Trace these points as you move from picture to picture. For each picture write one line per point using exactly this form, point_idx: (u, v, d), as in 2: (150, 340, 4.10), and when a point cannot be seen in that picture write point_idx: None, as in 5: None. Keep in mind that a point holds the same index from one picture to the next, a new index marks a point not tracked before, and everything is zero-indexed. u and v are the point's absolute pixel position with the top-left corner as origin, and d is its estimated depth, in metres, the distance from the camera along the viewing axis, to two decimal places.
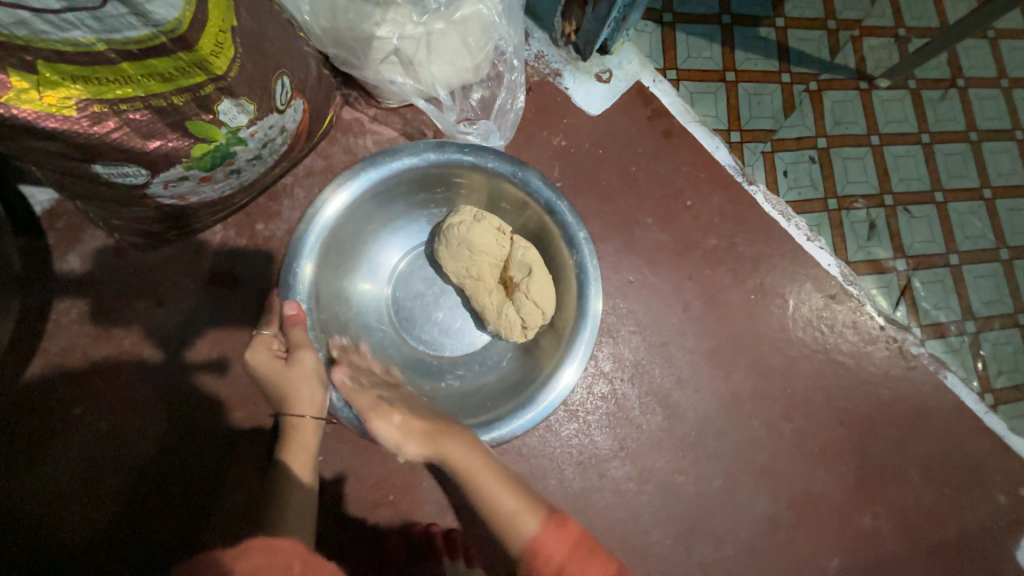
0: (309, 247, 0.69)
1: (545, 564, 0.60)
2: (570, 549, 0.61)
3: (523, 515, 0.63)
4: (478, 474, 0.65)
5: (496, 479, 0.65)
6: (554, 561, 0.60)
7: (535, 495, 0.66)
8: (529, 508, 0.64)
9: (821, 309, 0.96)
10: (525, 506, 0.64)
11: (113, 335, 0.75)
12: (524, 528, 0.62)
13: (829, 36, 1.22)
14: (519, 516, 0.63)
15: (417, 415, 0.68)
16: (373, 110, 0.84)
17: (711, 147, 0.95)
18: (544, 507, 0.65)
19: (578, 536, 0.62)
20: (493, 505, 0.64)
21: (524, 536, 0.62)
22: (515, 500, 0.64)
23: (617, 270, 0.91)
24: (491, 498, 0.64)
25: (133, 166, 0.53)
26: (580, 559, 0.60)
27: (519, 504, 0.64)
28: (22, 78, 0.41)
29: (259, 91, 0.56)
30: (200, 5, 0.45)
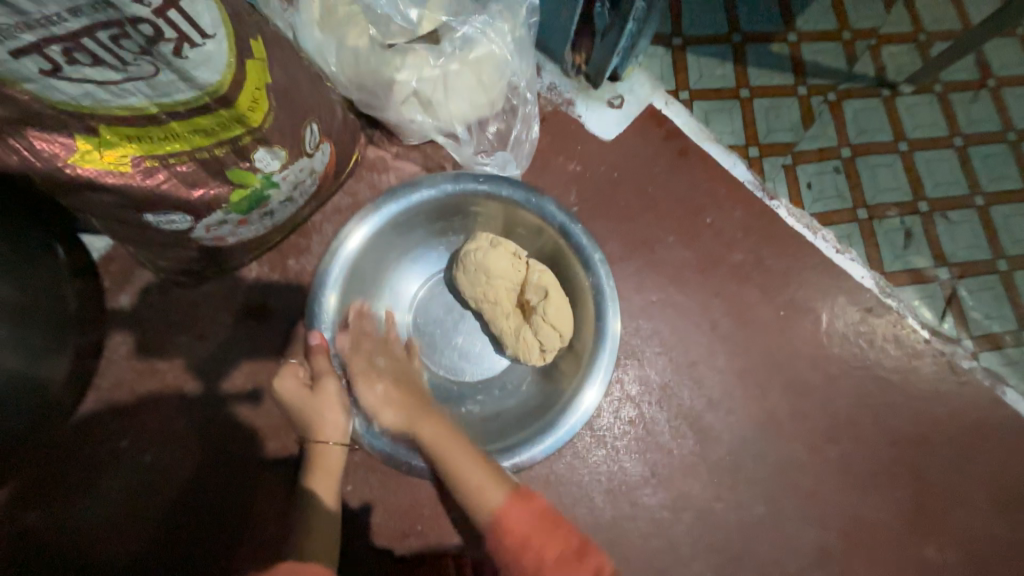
0: (332, 278, 0.72)
1: (509, 538, 0.55)
2: (536, 524, 0.56)
3: (487, 487, 0.59)
4: (448, 447, 0.62)
5: (463, 452, 0.62)
6: (519, 537, 0.55)
7: (500, 469, 0.62)
8: (494, 479, 0.60)
9: (858, 323, 0.92)
10: (488, 478, 0.60)
11: (159, 369, 0.80)
12: (486, 498, 0.58)
13: (845, 47, 1.21)
14: (482, 487, 0.59)
15: (400, 387, 0.70)
16: (396, 148, 0.89)
17: (729, 164, 0.95)
18: (510, 480, 0.60)
19: (542, 510, 0.58)
20: (458, 479, 0.60)
21: (487, 508, 0.58)
22: (479, 472, 0.60)
23: (639, 290, 0.90)
24: (455, 471, 0.60)
25: (178, 213, 0.58)
26: (544, 532, 0.55)
27: (484, 476, 0.60)
28: (87, 141, 0.47)
29: (290, 138, 0.60)
30: (239, 67, 0.50)
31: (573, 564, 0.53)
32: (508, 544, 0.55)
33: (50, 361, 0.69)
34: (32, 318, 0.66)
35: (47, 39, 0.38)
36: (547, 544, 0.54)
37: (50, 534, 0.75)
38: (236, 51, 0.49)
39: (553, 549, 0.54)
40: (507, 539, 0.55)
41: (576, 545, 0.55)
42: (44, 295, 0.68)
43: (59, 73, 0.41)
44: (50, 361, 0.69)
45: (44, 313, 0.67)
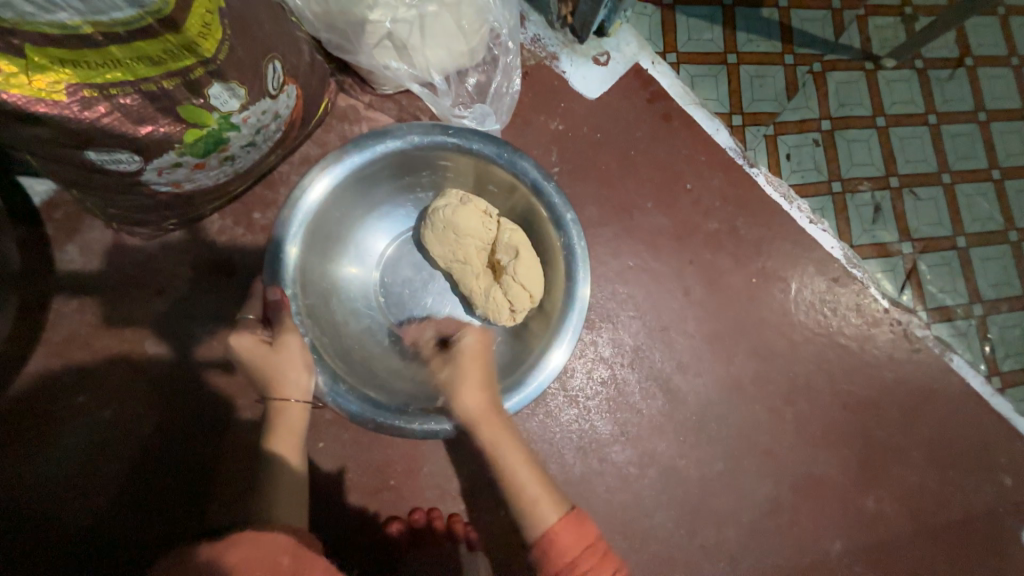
0: (294, 233, 0.68)
1: (555, 555, 0.59)
2: (584, 549, 0.60)
3: (541, 503, 0.63)
4: (511, 461, 0.65)
5: (520, 459, 0.66)
6: (564, 557, 0.59)
7: (553, 485, 0.65)
8: (550, 497, 0.63)
9: (824, 293, 0.95)
10: (546, 495, 0.64)
11: (114, 325, 0.76)
12: (539, 515, 0.62)
13: (834, 16, 1.21)
14: (540, 502, 0.63)
15: (467, 373, 0.68)
16: (368, 97, 0.83)
17: (712, 129, 0.93)
18: (562, 499, 0.64)
19: (594, 537, 0.61)
20: (517, 490, 0.64)
21: (538, 524, 0.61)
22: (538, 488, 0.64)
23: (616, 255, 0.90)
24: (514, 481, 0.64)
25: (126, 152, 0.53)
26: (590, 558, 0.59)
27: (542, 492, 0.64)
28: (10, 62, 0.41)
29: (250, 75, 0.55)
30: None
31: None
32: (557, 563, 0.59)
33: None
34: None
35: None
36: (597, 571, 0.58)
37: (4, 490, 0.73)
38: None
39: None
40: (557, 558, 0.59)
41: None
42: None
43: None
44: None
45: None
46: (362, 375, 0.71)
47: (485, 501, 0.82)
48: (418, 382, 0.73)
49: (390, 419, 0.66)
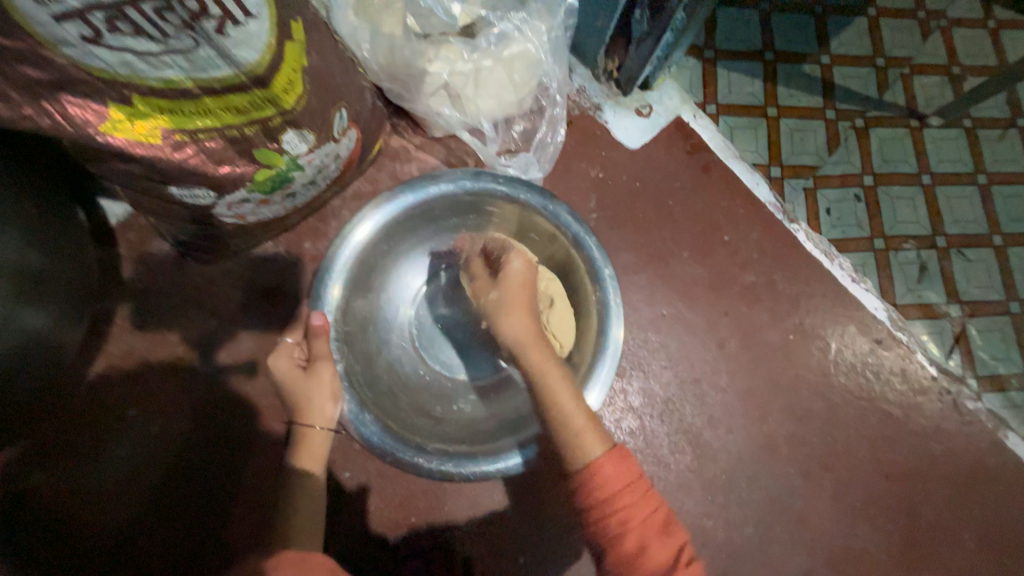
0: (340, 263, 0.70)
1: (598, 489, 0.54)
2: (628, 485, 0.54)
3: (585, 434, 0.56)
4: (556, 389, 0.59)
5: (561, 383, 0.59)
6: (607, 491, 0.54)
7: (596, 416, 0.59)
8: (593, 429, 0.57)
9: (867, 355, 0.91)
10: (589, 425, 0.57)
11: (167, 341, 0.80)
12: (582, 448, 0.56)
13: (877, 74, 1.24)
14: (582, 434, 0.56)
15: (513, 294, 0.65)
16: (420, 139, 0.88)
17: (752, 183, 0.94)
18: (606, 430, 0.58)
19: (637, 475, 0.55)
20: (558, 418, 0.58)
21: (582, 454, 0.56)
22: (580, 417, 0.58)
23: (650, 303, 0.90)
24: (557, 404, 0.58)
25: (202, 188, 0.57)
26: (634, 496, 0.54)
27: (585, 423, 0.57)
28: (119, 110, 0.46)
29: (319, 122, 0.59)
30: (278, 51, 0.48)
31: (660, 536, 0.53)
32: (596, 497, 0.54)
33: (67, 326, 0.69)
34: (57, 282, 0.66)
35: (91, 6, 0.38)
36: (640, 509, 0.53)
37: (50, 496, 0.76)
38: (277, 35, 0.47)
39: (644, 513, 0.53)
40: (598, 491, 0.54)
41: (664, 521, 0.54)
42: (68, 261, 0.67)
43: (99, 40, 0.40)
44: (67, 328, 0.69)
45: (67, 279, 0.67)
46: (388, 407, 0.71)
47: (505, 546, 0.81)
48: (438, 425, 0.73)
49: (410, 456, 0.66)
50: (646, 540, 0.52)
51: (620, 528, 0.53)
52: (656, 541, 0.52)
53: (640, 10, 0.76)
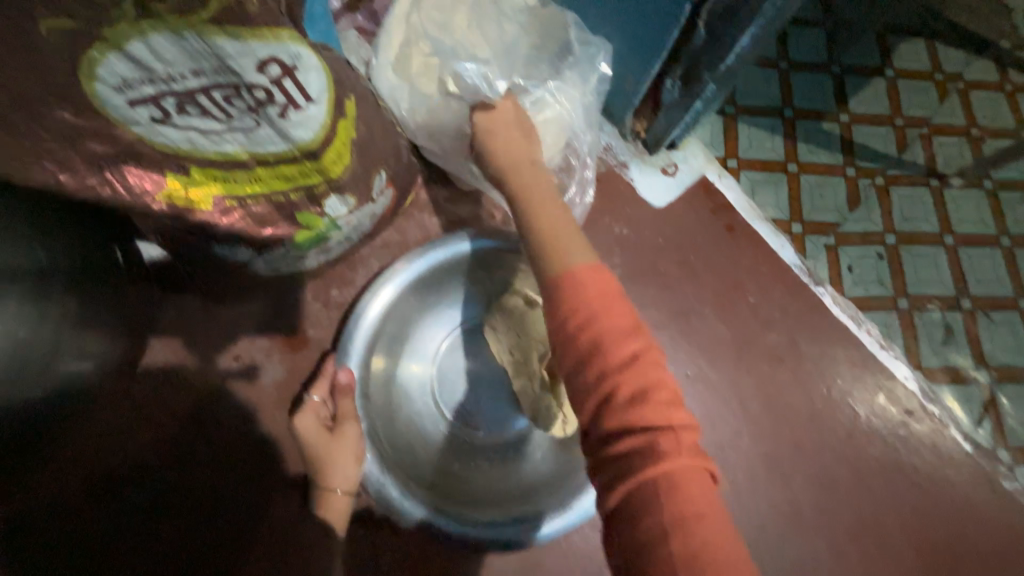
0: (368, 321, 0.71)
1: (568, 292, 0.51)
2: (599, 291, 0.51)
3: (561, 250, 0.55)
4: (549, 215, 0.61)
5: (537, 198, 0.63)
6: (574, 295, 0.51)
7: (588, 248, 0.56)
8: (569, 245, 0.56)
9: (896, 424, 0.89)
10: (564, 245, 0.56)
11: (187, 384, 0.79)
12: (557, 259, 0.55)
13: (895, 132, 1.26)
14: (557, 248, 0.55)
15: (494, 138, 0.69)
16: (449, 191, 0.90)
17: (777, 245, 0.94)
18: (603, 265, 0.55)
19: (613, 287, 0.52)
20: (539, 233, 0.59)
21: (557, 262, 0.55)
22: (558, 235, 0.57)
23: (674, 362, 0.89)
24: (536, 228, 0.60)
25: (242, 248, 0.59)
26: (605, 300, 0.50)
27: (561, 240, 0.57)
28: (176, 178, 0.48)
29: (361, 186, 0.60)
30: (332, 130, 0.49)
31: (623, 339, 0.48)
32: (568, 300, 0.51)
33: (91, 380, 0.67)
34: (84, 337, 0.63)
35: (164, 93, 0.39)
36: (607, 313, 0.49)
37: (65, 535, 0.74)
38: (334, 116, 0.48)
39: (614, 320, 0.49)
40: (571, 297, 0.51)
41: (630, 325, 0.49)
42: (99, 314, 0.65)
43: (168, 120, 0.42)
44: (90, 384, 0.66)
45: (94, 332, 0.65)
46: (407, 463, 0.71)
47: None
48: (456, 484, 0.73)
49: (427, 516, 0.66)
50: (607, 354, 0.48)
51: (584, 326, 0.50)
52: (616, 342, 0.48)
53: (672, 79, 0.79)
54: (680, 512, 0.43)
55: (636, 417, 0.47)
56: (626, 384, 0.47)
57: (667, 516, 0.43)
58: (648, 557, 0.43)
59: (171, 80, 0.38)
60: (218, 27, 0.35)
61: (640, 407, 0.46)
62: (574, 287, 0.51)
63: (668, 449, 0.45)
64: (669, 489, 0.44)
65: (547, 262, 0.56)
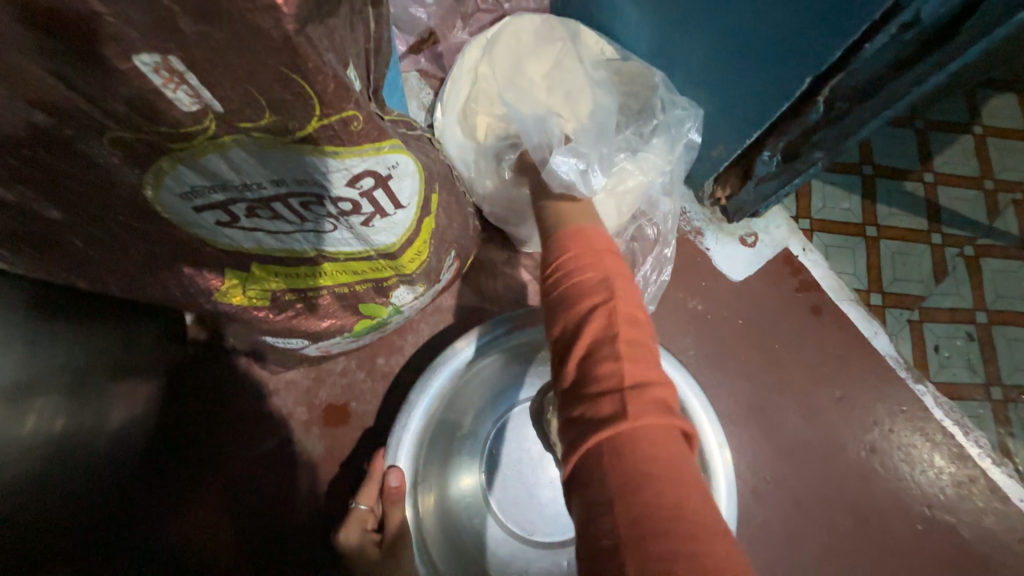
0: (419, 411, 0.62)
1: (556, 249, 0.49)
2: (587, 246, 0.47)
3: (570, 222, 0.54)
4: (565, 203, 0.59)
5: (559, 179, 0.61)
6: (559, 251, 0.48)
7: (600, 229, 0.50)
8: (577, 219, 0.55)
9: (1012, 557, 0.75)
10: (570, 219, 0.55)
11: (212, 458, 0.72)
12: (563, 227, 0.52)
13: (986, 197, 1.14)
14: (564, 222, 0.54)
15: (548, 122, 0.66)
16: (509, 253, 0.83)
17: (869, 331, 0.84)
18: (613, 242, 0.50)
19: (601, 243, 0.48)
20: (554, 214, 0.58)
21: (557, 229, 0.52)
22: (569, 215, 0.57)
23: (752, 462, 0.79)
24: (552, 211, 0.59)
25: (297, 338, 0.53)
26: (588, 256, 0.46)
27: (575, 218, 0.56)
28: (234, 276, 0.42)
29: (431, 274, 0.53)
30: (418, 231, 0.43)
31: (596, 285, 0.44)
32: (553, 255, 0.49)
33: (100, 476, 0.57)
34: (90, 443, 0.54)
35: (235, 199, 0.33)
36: (586, 263, 0.46)
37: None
38: (423, 215, 0.42)
39: (593, 271, 0.45)
40: (556, 252, 0.49)
41: (605, 272, 0.45)
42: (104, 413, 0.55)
43: (234, 222, 0.36)
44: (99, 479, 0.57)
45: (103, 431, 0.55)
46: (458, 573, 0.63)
47: None
48: None
49: None
50: (574, 305, 0.44)
51: (564, 282, 0.46)
52: (587, 287, 0.44)
53: (770, 151, 0.70)
54: (630, 476, 0.33)
55: (593, 366, 0.39)
56: (585, 328, 0.41)
57: (612, 485, 0.33)
58: (594, 506, 0.34)
59: (246, 188, 0.32)
60: (311, 145, 0.29)
61: (593, 355, 0.40)
62: (558, 249, 0.49)
63: (628, 405, 0.36)
64: (620, 449, 0.34)
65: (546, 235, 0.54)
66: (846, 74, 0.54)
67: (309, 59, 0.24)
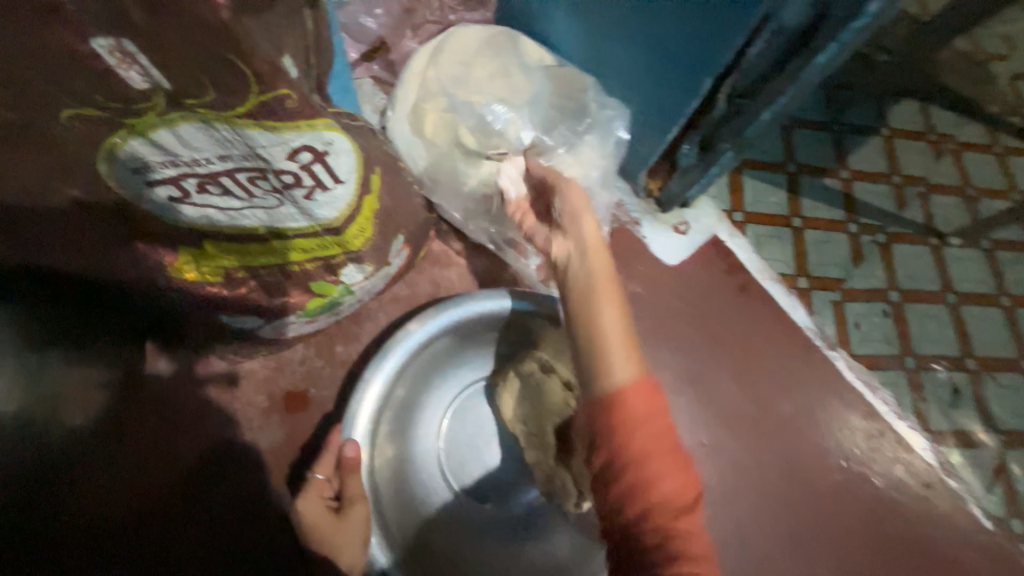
0: (374, 388, 0.66)
1: (625, 409, 0.49)
2: (654, 411, 0.49)
3: (617, 351, 0.51)
4: (597, 280, 0.55)
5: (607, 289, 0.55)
6: (629, 412, 0.49)
7: (639, 349, 0.52)
8: (625, 349, 0.52)
9: (917, 501, 0.85)
10: (623, 344, 0.52)
11: (173, 447, 0.74)
12: (612, 365, 0.51)
13: (895, 191, 1.27)
14: (613, 351, 0.51)
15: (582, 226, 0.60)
16: (461, 244, 0.88)
17: (790, 307, 0.93)
18: (643, 359, 0.52)
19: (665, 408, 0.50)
20: (596, 333, 0.53)
21: (613, 371, 0.51)
22: (619, 341, 0.52)
23: (690, 428, 0.86)
24: (593, 327, 0.53)
25: (251, 317, 0.56)
26: (660, 429, 0.49)
27: (620, 341, 0.52)
28: (187, 253, 0.46)
29: (379, 255, 0.58)
30: (357, 206, 0.47)
31: (670, 467, 0.47)
32: (622, 418, 0.49)
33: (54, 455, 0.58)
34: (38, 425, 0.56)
35: (187, 175, 0.37)
36: (654, 435, 0.48)
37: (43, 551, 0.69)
38: (361, 192, 0.46)
39: (663, 448, 0.48)
40: (626, 411, 0.49)
41: (674, 449, 0.49)
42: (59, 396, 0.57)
43: (186, 199, 0.40)
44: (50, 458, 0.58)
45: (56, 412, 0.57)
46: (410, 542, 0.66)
47: None
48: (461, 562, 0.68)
49: None
50: (649, 489, 0.47)
51: (636, 455, 0.48)
52: (664, 471, 0.47)
53: (688, 143, 0.79)
54: None
55: (662, 549, 0.45)
56: (664, 509, 0.46)
57: None
58: None
59: (195, 164, 0.36)
60: (252, 121, 0.33)
61: (669, 535, 0.46)
62: (625, 415, 0.49)
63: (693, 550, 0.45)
64: None
65: (595, 381, 0.52)
66: (737, 74, 0.64)
67: (245, 46, 0.29)
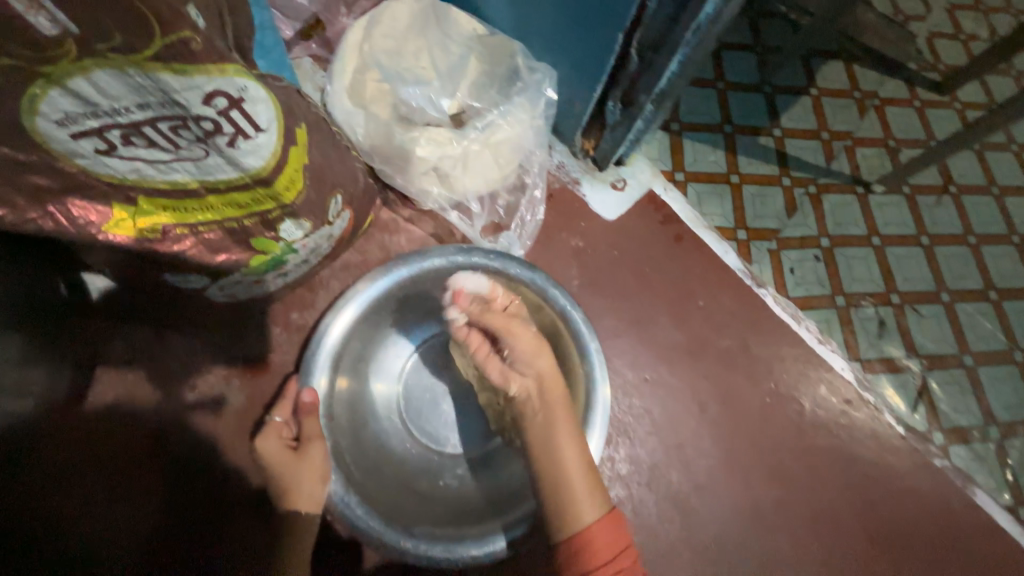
0: (329, 341, 0.71)
1: (591, 557, 0.54)
2: (618, 549, 0.55)
3: (583, 500, 0.56)
4: (554, 408, 0.61)
5: (569, 439, 0.59)
6: (596, 559, 0.54)
7: (600, 479, 0.59)
8: (593, 493, 0.57)
9: (839, 416, 0.94)
10: (586, 491, 0.57)
11: (139, 417, 0.78)
12: (578, 513, 0.56)
13: (823, 145, 1.36)
14: (577, 502, 0.56)
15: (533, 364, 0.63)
16: (408, 211, 0.91)
17: (721, 251, 1.00)
18: (605, 492, 0.58)
19: (627, 540, 0.56)
20: (561, 488, 0.57)
21: (575, 520, 0.56)
22: (581, 478, 0.58)
23: (634, 366, 0.92)
24: (557, 464, 0.58)
25: (196, 275, 0.59)
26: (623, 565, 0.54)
27: (586, 484, 0.57)
28: (123, 209, 0.48)
29: (316, 212, 0.62)
30: (282, 157, 0.52)
31: None
32: (589, 565, 0.54)
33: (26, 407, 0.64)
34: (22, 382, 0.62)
35: (109, 126, 0.40)
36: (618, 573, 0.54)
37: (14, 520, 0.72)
38: (284, 141, 0.51)
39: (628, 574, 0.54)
40: (592, 559, 0.54)
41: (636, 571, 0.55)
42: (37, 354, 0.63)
43: (112, 151, 0.43)
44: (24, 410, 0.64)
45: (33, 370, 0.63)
46: (371, 483, 0.70)
47: None
48: (423, 500, 0.73)
49: (393, 538, 0.64)
50: None
51: None
52: None
53: (613, 101, 0.85)
54: None
55: None
56: None
57: None
58: None
59: (115, 114, 0.39)
60: (161, 64, 0.37)
61: None
62: (592, 558, 0.54)
63: None
64: None
65: (560, 532, 0.56)
66: (642, 30, 0.70)
67: None
